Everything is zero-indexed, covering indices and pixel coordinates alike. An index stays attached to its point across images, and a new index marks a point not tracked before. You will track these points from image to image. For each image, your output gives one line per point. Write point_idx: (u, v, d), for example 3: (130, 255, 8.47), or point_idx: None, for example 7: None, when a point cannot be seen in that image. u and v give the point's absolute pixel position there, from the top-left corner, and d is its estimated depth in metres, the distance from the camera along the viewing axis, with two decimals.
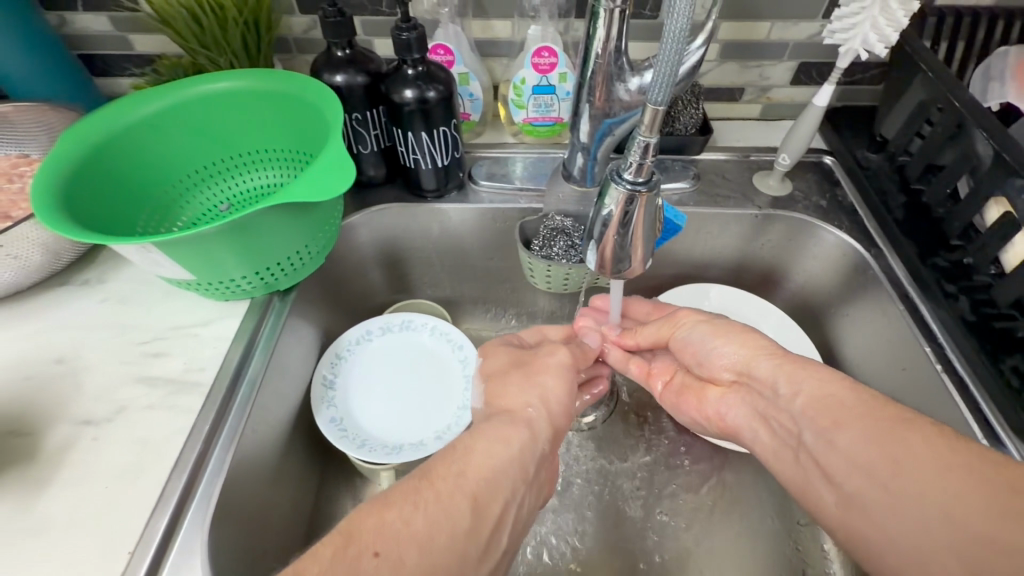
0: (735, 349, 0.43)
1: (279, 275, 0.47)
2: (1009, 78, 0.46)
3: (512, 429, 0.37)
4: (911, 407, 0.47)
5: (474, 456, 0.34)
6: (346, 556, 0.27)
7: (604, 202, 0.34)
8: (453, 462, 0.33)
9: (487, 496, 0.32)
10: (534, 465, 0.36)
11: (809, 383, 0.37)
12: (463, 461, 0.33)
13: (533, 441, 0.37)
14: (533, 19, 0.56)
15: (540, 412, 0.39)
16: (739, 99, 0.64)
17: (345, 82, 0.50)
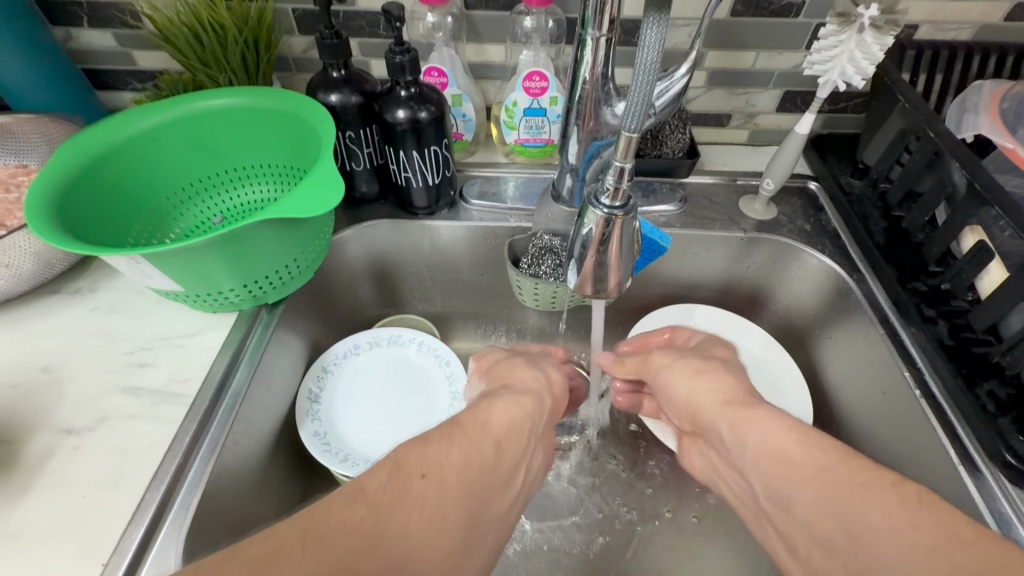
0: (718, 382, 0.42)
1: (267, 288, 0.47)
2: (982, 111, 0.48)
3: (511, 394, 0.39)
4: (891, 430, 0.48)
5: (496, 410, 0.37)
6: (396, 475, 0.28)
7: (583, 223, 0.34)
8: (471, 413, 0.36)
9: (507, 429, 0.36)
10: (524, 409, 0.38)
11: (762, 428, 0.36)
12: (483, 411, 0.36)
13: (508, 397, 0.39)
14: (526, 45, 0.57)
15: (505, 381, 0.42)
16: (726, 124, 0.66)
17: (340, 101, 0.51)
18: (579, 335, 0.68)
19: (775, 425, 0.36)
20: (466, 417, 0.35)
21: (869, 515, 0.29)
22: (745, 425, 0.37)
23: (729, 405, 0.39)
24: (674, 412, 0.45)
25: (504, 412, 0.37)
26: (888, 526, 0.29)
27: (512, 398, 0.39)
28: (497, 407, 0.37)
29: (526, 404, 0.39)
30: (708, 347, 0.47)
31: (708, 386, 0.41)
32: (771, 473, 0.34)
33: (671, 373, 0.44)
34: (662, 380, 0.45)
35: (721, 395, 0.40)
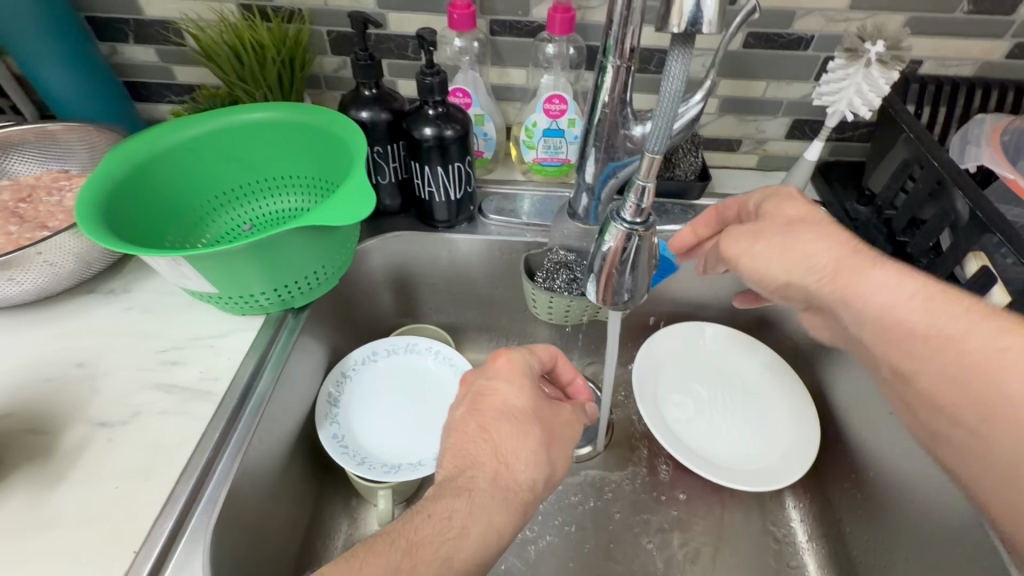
0: (825, 252, 0.38)
1: (295, 293, 0.49)
2: (984, 143, 0.50)
3: (501, 492, 0.36)
4: (896, 450, 0.49)
5: (473, 534, 0.33)
6: None
7: (605, 237, 0.36)
8: (439, 528, 0.33)
9: (473, 556, 0.33)
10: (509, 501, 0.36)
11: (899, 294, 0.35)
12: (457, 524, 0.33)
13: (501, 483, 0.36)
14: (547, 69, 0.60)
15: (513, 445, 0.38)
16: (736, 149, 0.68)
17: (370, 118, 0.54)
18: (589, 349, 0.69)
19: (890, 294, 0.35)
20: (427, 540, 0.32)
21: (1005, 381, 0.31)
22: (855, 295, 0.36)
23: (833, 278, 0.37)
24: (769, 294, 0.41)
25: (480, 527, 0.34)
26: (1023, 391, 0.31)
27: (499, 494, 0.36)
28: (475, 520, 0.34)
29: (511, 506, 0.36)
30: (794, 229, 0.39)
31: (807, 247, 0.38)
32: (888, 343, 0.36)
33: (757, 262, 0.40)
34: (748, 273, 0.41)
35: (820, 269, 0.38)
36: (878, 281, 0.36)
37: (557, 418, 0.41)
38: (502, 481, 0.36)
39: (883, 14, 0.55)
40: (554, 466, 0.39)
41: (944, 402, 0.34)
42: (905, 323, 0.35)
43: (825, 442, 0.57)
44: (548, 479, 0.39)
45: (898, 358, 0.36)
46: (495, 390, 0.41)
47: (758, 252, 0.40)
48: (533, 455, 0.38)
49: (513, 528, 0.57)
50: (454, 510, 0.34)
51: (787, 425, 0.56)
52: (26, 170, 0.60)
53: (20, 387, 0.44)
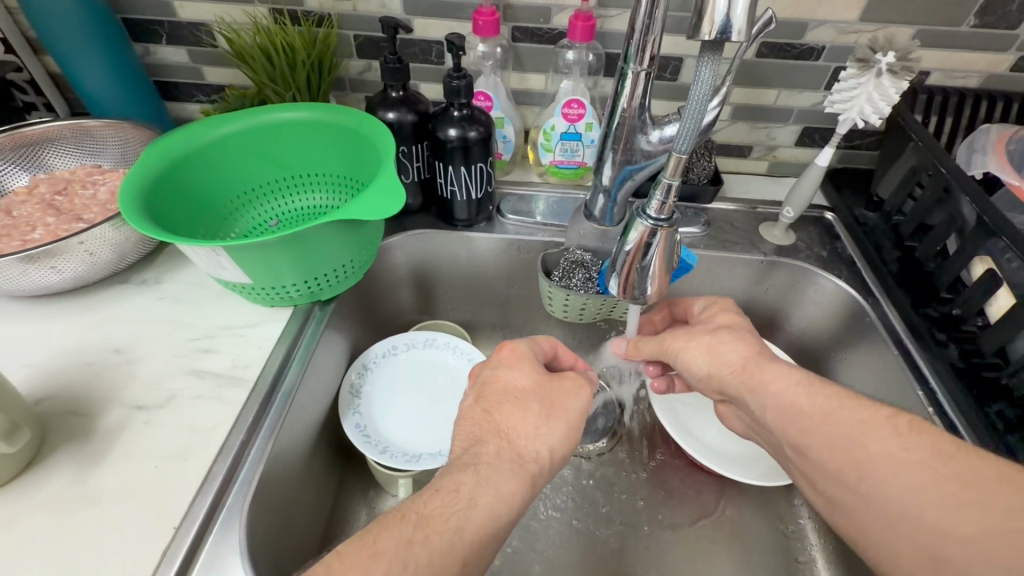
0: (735, 344, 0.44)
1: (323, 286, 0.51)
2: (989, 151, 0.52)
3: (505, 463, 0.37)
4: None
5: (480, 501, 0.35)
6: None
7: (629, 234, 0.38)
8: (448, 500, 0.34)
9: (484, 526, 0.34)
10: (517, 471, 0.37)
11: (781, 376, 0.40)
12: (465, 496, 0.35)
13: (505, 456, 0.38)
14: (566, 75, 0.62)
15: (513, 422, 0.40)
16: (747, 155, 0.70)
17: (396, 119, 0.56)
18: (601, 348, 0.71)
19: (784, 381, 0.40)
20: (438, 511, 0.34)
21: (870, 446, 0.35)
22: (759, 384, 0.41)
23: (742, 371, 0.42)
24: (700, 385, 0.47)
25: (488, 496, 0.35)
26: (884, 451, 0.34)
27: (505, 466, 0.37)
28: (483, 490, 0.35)
29: (519, 478, 0.37)
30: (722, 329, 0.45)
31: (725, 346, 0.44)
32: (784, 424, 0.39)
33: (689, 355, 0.46)
34: (685, 363, 0.47)
35: (733, 364, 0.43)
36: (779, 369, 0.41)
37: (562, 392, 0.43)
38: (508, 456, 0.38)
39: (893, 26, 0.57)
40: (561, 438, 0.40)
41: (826, 465, 0.37)
42: (796, 396, 0.39)
43: None
44: (556, 452, 0.40)
45: (794, 433, 0.39)
46: (497, 377, 0.43)
47: (693, 342, 0.46)
48: (535, 429, 0.40)
49: (527, 520, 0.58)
50: (461, 483, 0.36)
51: None
52: (62, 164, 0.62)
53: (59, 370, 0.46)
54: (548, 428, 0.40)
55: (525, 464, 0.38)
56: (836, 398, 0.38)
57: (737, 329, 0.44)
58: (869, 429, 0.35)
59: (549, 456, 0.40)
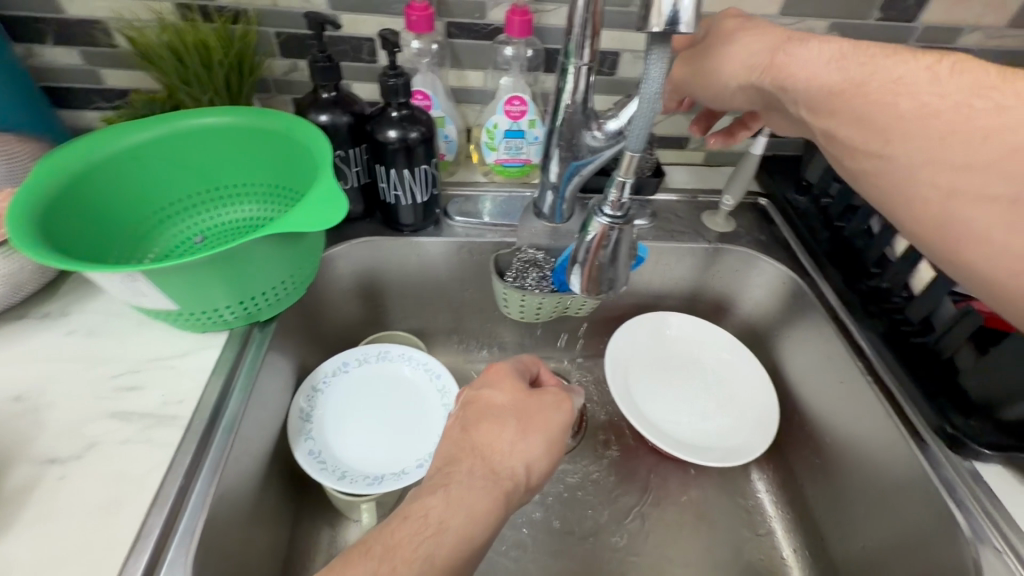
0: (814, 52, 0.38)
1: (262, 305, 0.47)
2: None
3: (477, 480, 0.36)
4: (846, 415, 0.53)
5: (450, 524, 0.33)
6: None
7: (588, 232, 0.38)
8: (415, 527, 0.33)
9: (462, 545, 0.33)
10: (492, 489, 0.36)
11: (835, 52, 0.37)
12: (434, 520, 0.33)
13: (481, 473, 0.37)
14: (506, 71, 0.61)
15: (488, 440, 0.39)
16: (685, 146, 0.72)
17: (330, 121, 0.53)
18: (558, 345, 0.71)
19: (816, 62, 0.38)
20: (405, 540, 0.32)
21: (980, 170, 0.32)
22: (789, 75, 0.39)
23: (770, 68, 0.40)
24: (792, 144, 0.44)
25: (460, 519, 0.34)
26: None
27: (477, 485, 0.36)
28: (453, 512, 0.34)
29: (493, 494, 0.35)
30: (805, 46, 0.38)
31: (812, 69, 0.38)
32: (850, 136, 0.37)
33: (744, 43, 0.41)
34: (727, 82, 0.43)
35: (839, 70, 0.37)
36: (804, 55, 0.38)
37: (541, 409, 0.41)
38: (482, 474, 0.37)
39: (810, 20, 0.60)
40: (540, 452, 0.39)
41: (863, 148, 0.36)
42: (830, 86, 0.37)
43: (785, 415, 0.61)
44: (534, 468, 0.39)
45: (838, 131, 0.37)
46: (478, 397, 0.42)
47: (747, 39, 0.41)
48: (511, 445, 0.39)
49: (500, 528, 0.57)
50: (429, 507, 0.34)
51: (747, 402, 0.60)
52: None
53: None
54: (528, 445, 0.39)
55: (502, 480, 0.37)
56: (940, 127, 0.33)
57: (833, 45, 0.38)
58: (959, 97, 0.33)
59: (527, 472, 0.38)
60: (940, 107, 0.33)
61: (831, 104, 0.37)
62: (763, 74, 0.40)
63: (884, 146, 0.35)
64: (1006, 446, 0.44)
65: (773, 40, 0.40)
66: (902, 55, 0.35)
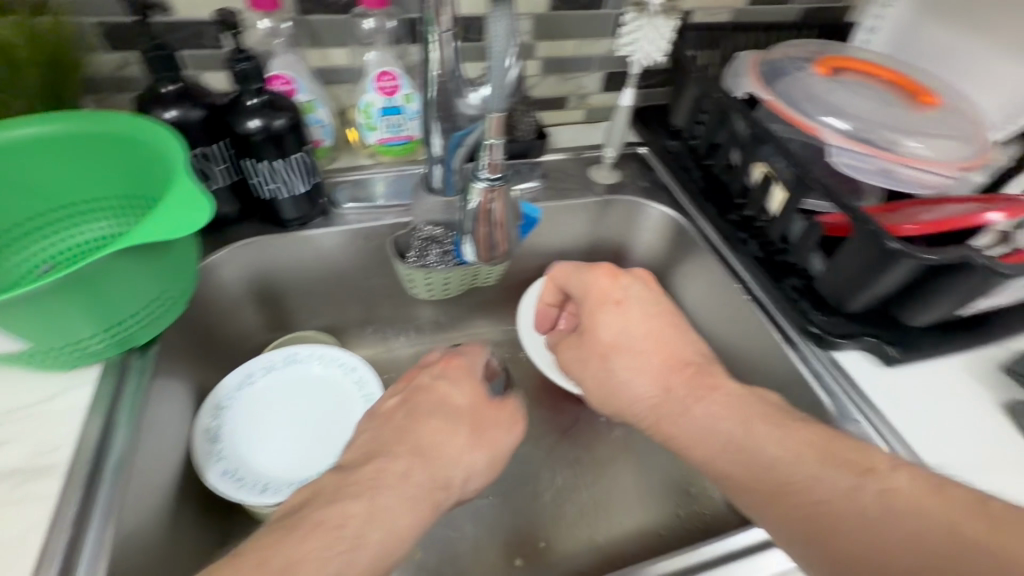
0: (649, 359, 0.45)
1: (135, 329, 0.43)
2: (746, 74, 0.60)
3: (412, 488, 0.36)
4: (735, 334, 0.59)
5: (367, 540, 0.32)
6: None
7: (470, 199, 0.38)
8: (327, 539, 0.31)
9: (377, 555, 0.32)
10: (423, 501, 0.36)
11: (722, 408, 0.41)
12: (350, 535, 0.32)
13: (418, 483, 0.36)
14: (370, 46, 0.59)
15: (432, 445, 0.39)
16: (565, 106, 0.74)
17: (179, 117, 0.48)
18: (475, 317, 0.72)
19: (707, 440, 0.40)
20: (313, 553, 0.30)
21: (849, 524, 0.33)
22: (671, 421, 0.43)
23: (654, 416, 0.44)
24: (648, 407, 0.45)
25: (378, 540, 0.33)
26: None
27: (409, 495, 0.36)
28: (372, 529, 0.33)
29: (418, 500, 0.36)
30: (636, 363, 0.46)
31: (710, 424, 0.41)
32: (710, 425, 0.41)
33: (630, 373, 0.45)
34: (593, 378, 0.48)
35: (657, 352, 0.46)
36: (707, 412, 0.41)
37: (492, 421, 0.42)
38: (420, 479, 0.37)
39: None
40: (481, 466, 0.40)
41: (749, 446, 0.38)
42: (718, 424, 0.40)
43: None
44: (471, 481, 0.40)
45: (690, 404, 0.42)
46: (434, 386, 0.43)
47: (605, 300, 0.48)
48: (458, 452, 0.39)
49: None
50: (349, 518, 0.33)
51: None
52: None
53: None
54: (473, 455, 0.40)
55: (434, 490, 0.37)
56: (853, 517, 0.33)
57: (737, 398, 0.42)
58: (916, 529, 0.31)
59: (463, 483, 0.39)
60: (844, 491, 0.34)
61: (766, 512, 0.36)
62: (654, 433, 0.44)
63: (787, 473, 0.36)
64: (853, 334, 0.50)
65: (671, 381, 0.44)
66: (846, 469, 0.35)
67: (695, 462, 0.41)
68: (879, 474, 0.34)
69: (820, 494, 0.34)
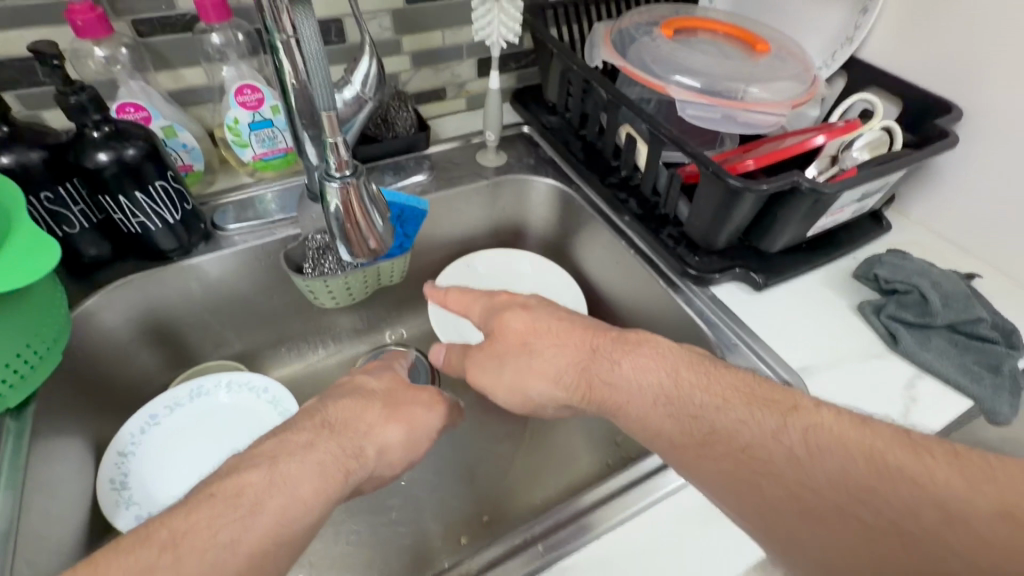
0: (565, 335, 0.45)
1: (2, 392, 0.40)
2: (600, 44, 0.64)
3: (322, 451, 0.37)
4: (629, 286, 0.63)
5: (266, 507, 0.33)
6: None
7: (329, 204, 0.39)
8: (226, 507, 0.32)
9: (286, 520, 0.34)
10: (337, 466, 0.37)
11: (654, 365, 0.41)
12: (247, 501, 0.33)
13: (331, 450, 0.38)
14: (223, 61, 0.57)
15: (347, 419, 0.41)
16: (444, 97, 0.75)
17: (15, 161, 0.45)
18: (391, 316, 0.72)
19: (631, 391, 0.40)
20: (202, 522, 0.31)
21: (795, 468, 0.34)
22: (602, 388, 0.41)
23: (582, 389, 0.42)
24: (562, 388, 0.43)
25: (280, 504, 0.34)
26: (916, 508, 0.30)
27: (318, 461, 0.37)
28: (273, 494, 0.34)
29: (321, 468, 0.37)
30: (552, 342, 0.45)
31: (637, 377, 0.40)
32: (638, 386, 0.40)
33: (543, 362, 0.44)
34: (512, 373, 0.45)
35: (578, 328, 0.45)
36: (628, 370, 0.41)
37: (410, 400, 0.45)
38: (334, 443, 0.38)
39: None
40: (401, 441, 0.42)
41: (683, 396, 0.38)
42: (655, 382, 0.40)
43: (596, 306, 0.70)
44: (388, 453, 0.41)
45: (618, 368, 0.41)
46: (353, 379, 0.46)
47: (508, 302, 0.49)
48: (373, 424, 0.42)
49: (380, 504, 0.58)
50: (248, 484, 0.34)
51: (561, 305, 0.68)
52: None
53: None
54: (393, 430, 0.42)
55: (348, 457, 0.38)
56: (809, 469, 0.33)
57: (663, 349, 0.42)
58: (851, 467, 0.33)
59: (380, 454, 0.41)
60: (769, 435, 0.35)
61: (705, 471, 0.36)
62: (587, 400, 0.43)
63: (720, 422, 0.36)
64: (725, 267, 0.55)
65: (594, 341, 0.43)
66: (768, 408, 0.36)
67: (627, 423, 0.40)
68: (801, 413, 0.35)
69: (751, 441, 0.35)
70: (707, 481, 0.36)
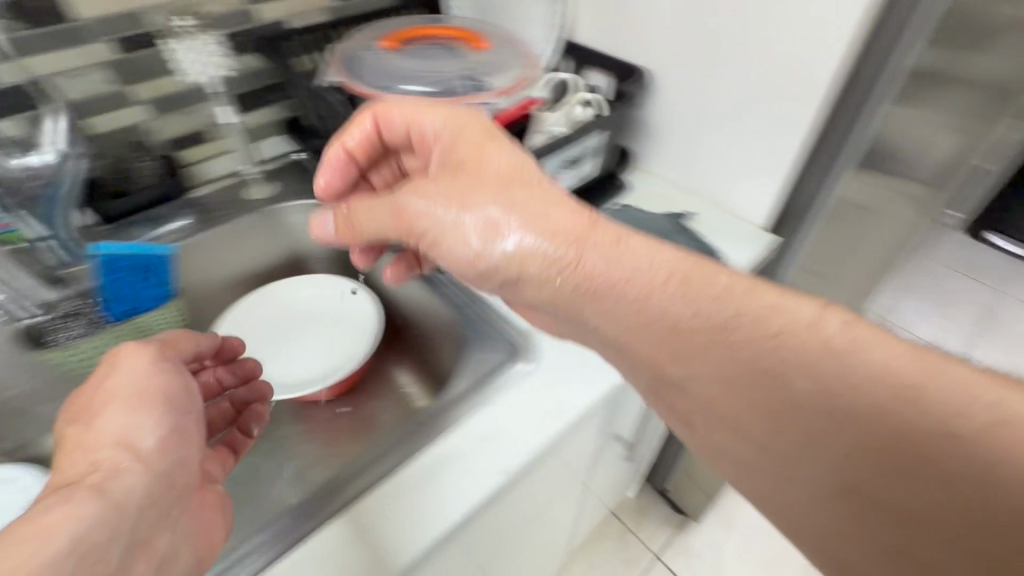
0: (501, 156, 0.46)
1: None
2: (331, 63, 0.65)
3: (99, 475, 0.34)
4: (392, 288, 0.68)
5: (67, 528, 0.31)
6: None
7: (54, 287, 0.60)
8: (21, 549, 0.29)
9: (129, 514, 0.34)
10: (138, 459, 0.36)
11: (554, 211, 0.42)
12: (50, 537, 0.30)
13: (117, 463, 0.35)
14: None
15: (121, 434, 0.37)
16: (207, 138, 0.73)
17: None
18: None
19: (534, 204, 0.42)
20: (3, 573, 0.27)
21: (714, 351, 0.35)
22: (581, 257, 0.40)
23: (502, 196, 0.42)
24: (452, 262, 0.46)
25: (93, 526, 0.32)
26: (860, 371, 0.32)
27: (112, 484, 0.34)
28: (64, 522, 0.31)
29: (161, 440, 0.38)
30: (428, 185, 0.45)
31: (557, 220, 0.41)
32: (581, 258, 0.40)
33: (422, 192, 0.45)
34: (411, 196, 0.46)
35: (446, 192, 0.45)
36: (525, 199, 0.42)
37: (184, 392, 0.41)
38: (105, 466, 0.35)
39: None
40: (187, 416, 0.40)
41: (586, 263, 0.39)
42: (527, 234, 0.41)
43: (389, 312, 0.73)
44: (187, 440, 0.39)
45: (539, 190, 0.43)
46: (107, 381, 0.39)
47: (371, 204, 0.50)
48: (142, 423, 0.37)
49: None
50: (59, 521, 0.31)
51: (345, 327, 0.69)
52: None
53: None
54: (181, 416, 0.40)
55: (146, 456, 0.36)
56: (676, 324, 0.36)
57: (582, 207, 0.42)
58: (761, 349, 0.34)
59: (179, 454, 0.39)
60: (663, 280, 0.38)
61: (696, 357, 0.36)
62: (564, 309, 0.42)
63: (597, 290, 0.39)
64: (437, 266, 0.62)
65: (523, 176, 0.44)
66: (603, 243, 0.40)
67: (612, 336, 0.40)
68: (686, 265, 0.38)
69: (640, 293, 0.38)
70: (704, 366, 0.36)
